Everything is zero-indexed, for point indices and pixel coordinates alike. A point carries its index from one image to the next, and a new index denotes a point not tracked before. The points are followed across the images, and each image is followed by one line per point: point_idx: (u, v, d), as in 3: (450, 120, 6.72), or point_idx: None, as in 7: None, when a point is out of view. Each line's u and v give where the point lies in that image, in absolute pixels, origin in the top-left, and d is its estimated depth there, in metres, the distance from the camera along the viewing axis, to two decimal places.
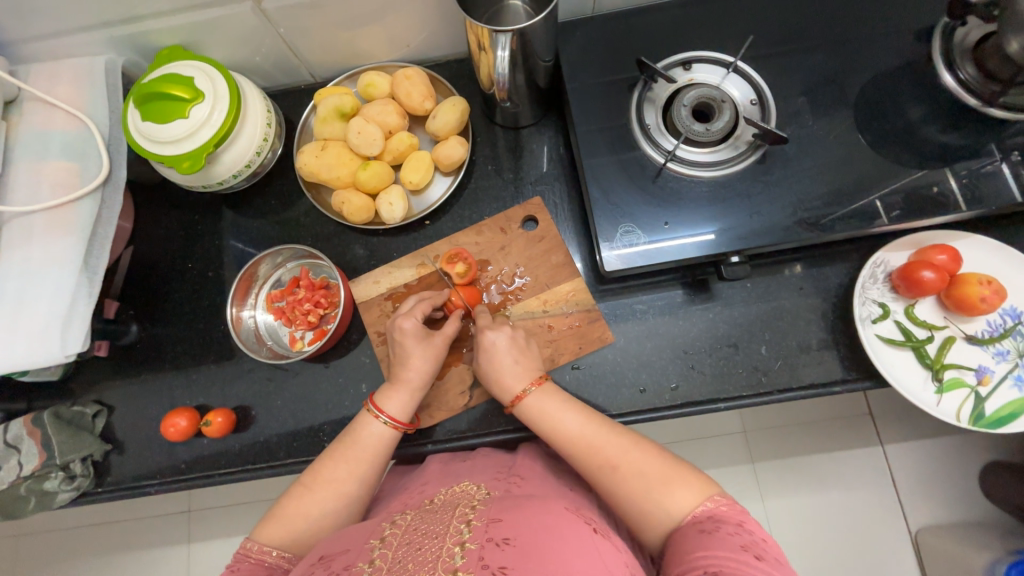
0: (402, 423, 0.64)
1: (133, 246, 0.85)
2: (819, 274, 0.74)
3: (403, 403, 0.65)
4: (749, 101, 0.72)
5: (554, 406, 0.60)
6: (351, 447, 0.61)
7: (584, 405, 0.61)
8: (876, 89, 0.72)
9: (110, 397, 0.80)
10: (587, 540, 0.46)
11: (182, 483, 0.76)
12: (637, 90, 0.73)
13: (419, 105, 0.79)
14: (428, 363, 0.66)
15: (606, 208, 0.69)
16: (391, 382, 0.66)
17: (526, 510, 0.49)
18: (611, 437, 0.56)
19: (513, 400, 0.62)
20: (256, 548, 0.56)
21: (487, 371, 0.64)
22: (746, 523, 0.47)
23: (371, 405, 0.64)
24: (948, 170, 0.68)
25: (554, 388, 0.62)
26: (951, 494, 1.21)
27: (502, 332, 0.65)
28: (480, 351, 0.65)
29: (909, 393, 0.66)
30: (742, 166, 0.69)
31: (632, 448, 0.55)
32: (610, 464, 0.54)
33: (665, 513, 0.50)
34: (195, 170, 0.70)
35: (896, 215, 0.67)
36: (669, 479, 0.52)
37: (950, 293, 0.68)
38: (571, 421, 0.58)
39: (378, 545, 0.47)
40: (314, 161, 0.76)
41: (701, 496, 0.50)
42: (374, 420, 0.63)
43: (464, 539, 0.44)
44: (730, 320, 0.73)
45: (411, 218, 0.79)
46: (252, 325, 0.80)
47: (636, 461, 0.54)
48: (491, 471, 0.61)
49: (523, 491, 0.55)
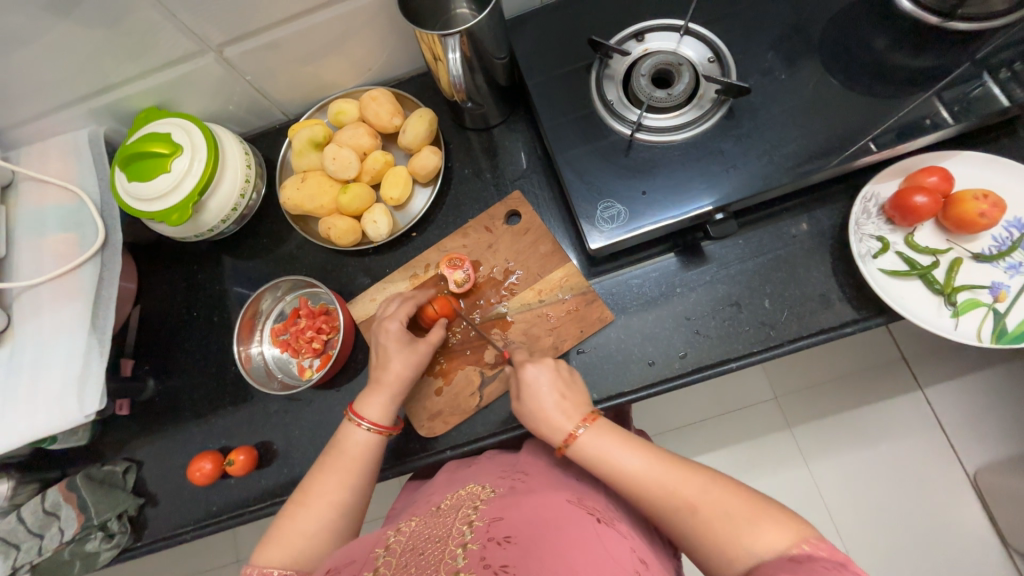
0: (386, 427, 0.65)
1: (140, 304, 0.88)
2: (810, 219, 0.72)
3: (383, 406, 0.66)
4: (707, 60, 0.72)
5: (614, 447, 0.57)
6: (338, 457, 0.63)
7: (644, 442, 0.58)
8: (835, 27, 0.71)
9: (139, 453, 0.82)
10: (588, 528, 0.47)
11: (216, 526, 0.77)
12: (594, 70, 0.73)
13: (388, 122, 0.81)
14: (409, 368, 0.68)
15: (583, 188, 0.70)
16: (372, 386, 0.67)
17: (528, 506, 0.49)
18: (686, 475, 0.53)
19: (564, 441, 0.59)
20: (256, 572, 0.54)
21: (538, 414, 0.62)
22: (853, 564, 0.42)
23: (352, 414, 0.65)
24: (931, 98, 0.67)
25: (609, 424, 0.60)
26: (1004, 429, 1.15)
27: (543, 365, 0.64)
28: (526, 389, 0.64)
29: (925, 322, 0.64)
30: (711, 123, 0.69)
31: (709, 488, 0.52)
32: (691, 505, 0.51)
33: (752, 553, 0.46)
34: (184, 221, 0.73)
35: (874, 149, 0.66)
36: (754, 515, 0.48)
37: (948, 215, 0.66)
38: (635, 459, 0.55)
39: (382, 553, 0.47)
40: (297, 193, 0.79)
41: (792, 533, 0.46)
42: (357, 427, 0.64)
43: (466, 540, 0.45)
44: (728, 279, 0.72)
45: (397, 233, 0.81)
46: (262, 361, 0.82)
47: (714, 501, 0.50)
48: (498, 471, 0.61)
49: (527, 487, 0.55)
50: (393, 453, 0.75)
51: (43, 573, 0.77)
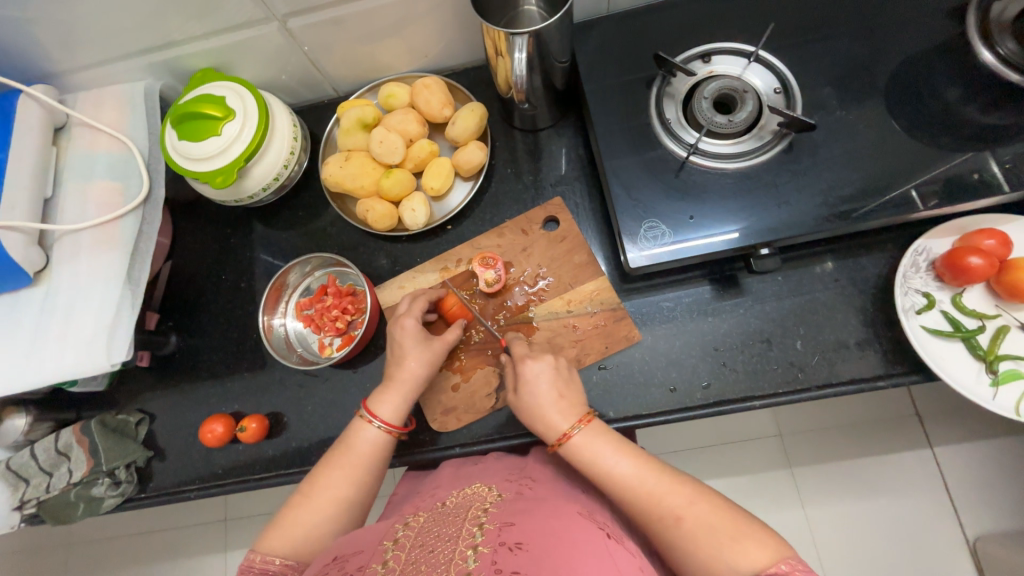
0: (395, 427, 0.64)
1: (171, 261, 0.89)
2: (855, 265, 0.71)
3: (394, 405, 0.65)
4: (773, 90, 0.71)
5: (606, 450, 0.56)
6: (344, 453, 0.62)
7: (635, 447, 0.57)
8: (907, 72, 0.69)
9: (153, 406, 0.84)
10: (600, 545, 0.46)
11: (219, 488, 0.78)
12: (655, 86, 0.72)
13: (439, 112, 0.80)
14: (423, 367, 0.67)
15: (629, 204, 0.69)
16: (384, 384, 0.67)
17: (540, 515, 0.48)
18: (671, 486, 0.53)
19: (558, 440, 0.59)
20: (260, 559, 0.55)
21: (534, 409, 0.61)
22: None
23: (364, 410, 0.65)
24: (986, 152, 0.65)
25: (603, 428, 0.59)
26: (1013, 501, 1.12)
27: (544, 363, 0.63)
28: (523, 384, 0.63)
29: (962, 387, 0.62)
30: (768, 156, 0.67)
31: (696, 501, 0.52)
32: (675, 514, 0.51)
33: (733, 569, 0.46)
34: (228, 185, 0.73)
35: (930, 201, 0.64)
36: (736, 532, 0.48)
37: (1001, 280, 0.64)
38: (626, 466, 0.55)
39: (391, 547, 0.47)
40: (339, 171, 0.79)
41: (773, 553, 0.46)
42: (367, 425, 0.64)
43: (477, 543, 0.44)
44: (762, 315, 0.71)
45: (433, 224, 0.80)
46: (283, 333, 0.82)
47: (698, 512, 0.50)
48: (505, 474, 0.61)
49: (536, 495, 0.54)
50: (401, 442, 0.75)
51: (48, 510, 0.79)
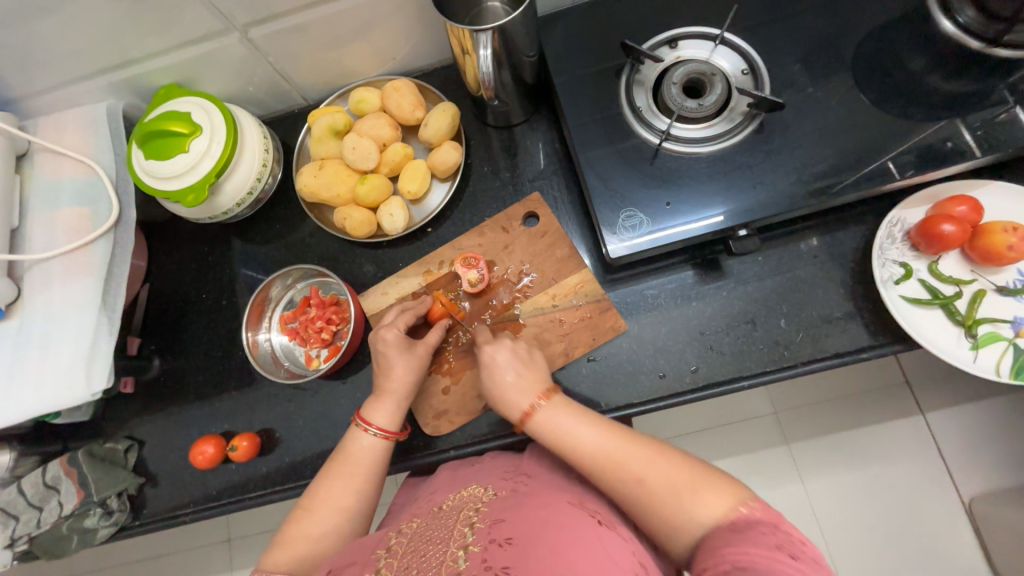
0: (393, 432, 0.64)
1: (149, 283, 0.87)
2: (832, 240, 0.71)
3: (389, 412, 0.65)
4: (741, 71, 0.71)
5: (567, 420, 0.56)
6: (343, 462, 0.62)
7: (598, 414, 0.57)
8: (871, 45, 0.69)
9: (140, 432, 0.82)
10: (590, 532, 0.45)
11: (215, 510, 0.77)
12: (624, 75, 0.72)
13: (410, 114, 0.79)
14: (412, 373, 0.67)
15: (606, 195, 0.68)
16: (377, 394, 0.66)
17: (529, 507, 0.48)
18: (633, 446, 0.53)
19: (521, 418, 0.59)
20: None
21: (497, 392, 0.62)
22: (784, 524, 0.44)
23: (359, 419, 0.64)
24: (957, 120, 0.65)
25: (565, 399, 0.59)
26: (1000, 460, 1.15)
27: (502, 346, 0.64)
28: (484, 369, 0.63)
29: (944, 353, 0.63)
30: (740, 137, 0.67)
31: (658, 459, 0.51)
32: (637, 477, 0.50)
33: (697, 521, 0.46)
34: (200, 201, 0.72)
35: (908, 170, 0.65)
36: (696, 484, 0.48)
37: (975, 246, 0.65)
38: (588, 432, 0.55)
39: (384, 555, 0.46)
40: (313, 181, 0.78)
41: (733, 499, 0.47)
42: (364, 432, 0.64)
43: (467, 543, 0.44)
44: (745, 296, 0.72)
45: (413, 227, 0.80)
46: (269, 348, 0.81)
47: (657, 468, 0.50)
48: (500, 473, 0.60)
49: (529, 490, 0.54)
50: (396, 449, 0.74)
51: (41, 546, 0.77)
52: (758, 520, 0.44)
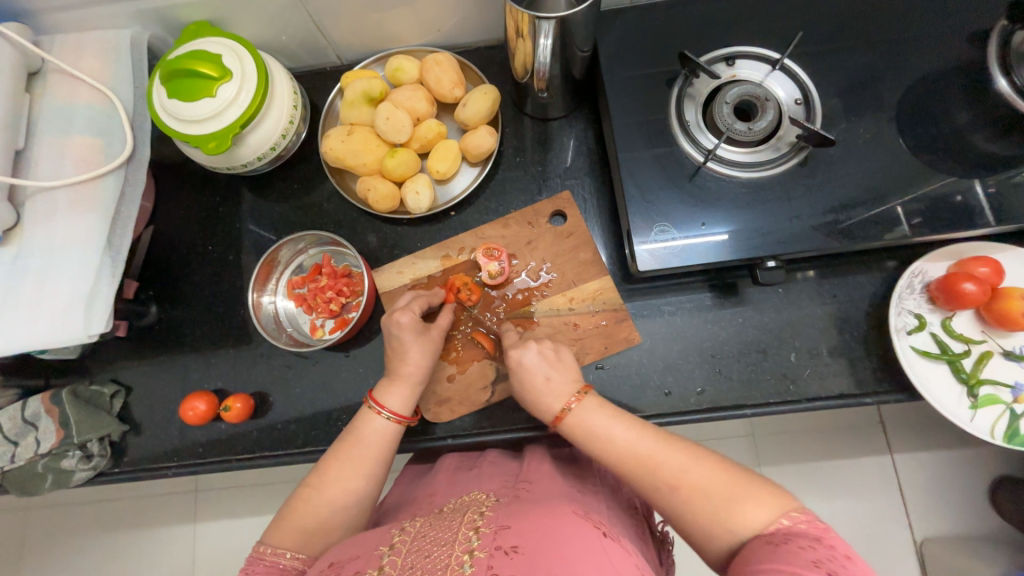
0: (405, 417, 0.63)
1: (153, 226, 0.84)
2: (852, 282, 0.72)
3: (403, 398, 0.64)
4: (795, 100, 0.70)
5: (600, 420, 0.56)
6: (353, 443, 0.60)
7: (631, 415, 0.56)
8: (923, 93, 0.69)
9: (128, 377, 0.80)
10: (595, 544, 0.45)
11: (198, 466, 0.75)
12: (677, 85, 0.70)
13: (449, 92, 0.77)
14: (425, 357, 0.66)
15: (641, 205, 0.67)
16: (390, 378, 0.65)
17: (532, 515, 0.48)
18: (668, 447, 0.52)
19: (554, 421, 0.58)
20: (270, 551, 0.54)
21: (529, 394, 0.61)
22: (828, 539, 0.42)
23: (371, 401, 0.63)
24: (977, 180, 0.66)
25: (598, 398, 0.58)
26: (956, 507, 1.20)
27: (529, 348, 0.63)
28: (514, 371, 0.62)
29: (945, 409, 0.65)
30: (783, 168, 0.67)
31: (693, 463, 0.51)
32: (673, 483, 0.50)
33: (739, 529, 0.46)
34: (220, 151, 0.69)
35: (913, 220, 0.65)
36: (733, 493, 0.47)
37: (991, 308, 0.66)
38: (621, 432, 0.54)
39: (388, 552, 0.46)
40: (341, 146, 0.75)
41: (774, 509, 0.46)
42: (377, 415, 0.62)
43: (473, 547, 0.44)
44: (760, 325, 0.72)
45: (436, 208, 0.78)
46: (272, 311, 0.79)
47: (695, 475, 0.49)
48: (501, 479, 0.60)
49: (532, 497, 0.54)
50: None
51: (13, 481, 0.75)
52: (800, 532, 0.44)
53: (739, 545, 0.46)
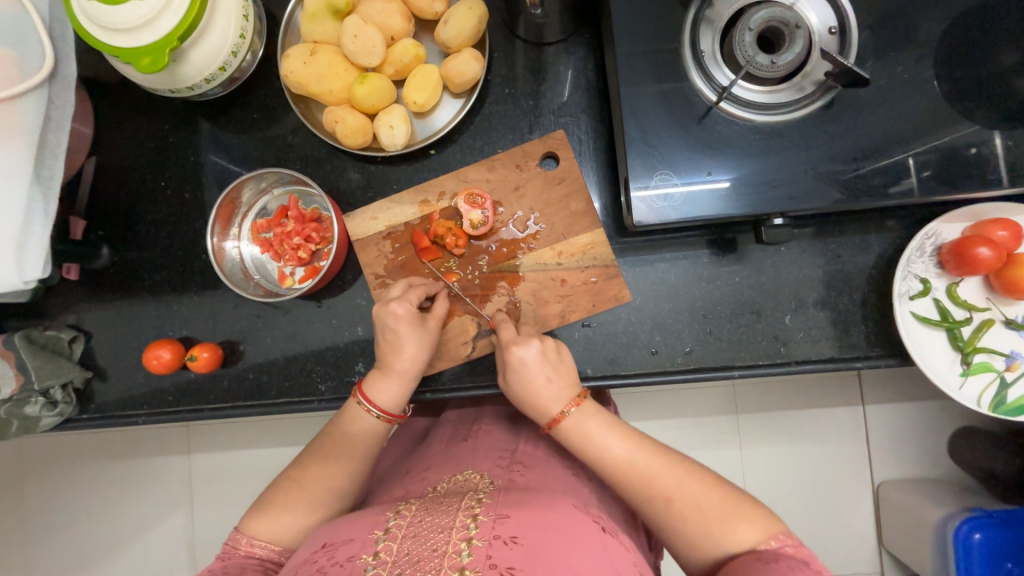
0: (394, 416, 0.62)
1: (95, 156, 0.75)
2: (859, 242, 0.67)
3: (393, 394, 0.61)
4: (828, 29, 0.60)
5: (598, 432, 0.56)
6: (340, 442, 0.60)
7: (626, 424, 0.58)
8: (972, 26, 0.60)
9: (87, 322, 0.75)
10: (596, 540, 0.46)
11: (170, 414, 0.73)
12: (694, 6, 0.60)
13: (428, 6, 0.66)
14: (423, 352, 0.62)
15: (642, 150, 0.60)
16: (382, 370, 0.62)
17: (533, 506, 0.48)
18: (662, 465, 0.54)
19: (549, 423, 0.58)
20: (244, 541, 0.55)
21: (525, 394, 0.59)
22: (813, 562, 0.48)
23: (360, 396, 0.61)
24: (1017, 132, 0.59)
25: (596, 407, 0.58)
26: (919, 457, 1.25)
27: (532, 347, 0.58)
28: (510, 368, 0.59)
29: (935, 376, 0.63)
30: (804, 111, 0.59)
31: (687, 479, 0.53)
32: (666, 496, 0.52)
33: (727, 544, 0.50)
34: (157, 69, 0.59)
35: (922, 171, 0.59)
36: (727, 514, 0.51)
37: (1001, 275, 0.62)
38: (620, 446, 0.55)
39: (382, 536, 0.45)
40: (303, 69, 0.65)
41: (764, 530, 0.50)
42: (366, 413, 0.61)
43: (471, 535, 0.44)
44: (756, 285, 0.68)
45: (414, 146, 0.69)
46: (237, 258, 0.72)
47: (692, 493, 0.52)
48: (495, 458, 0.61)
49: (527, 484, 0.55)
50: None
51: None
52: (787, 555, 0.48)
53: (724, 557, 0.50)
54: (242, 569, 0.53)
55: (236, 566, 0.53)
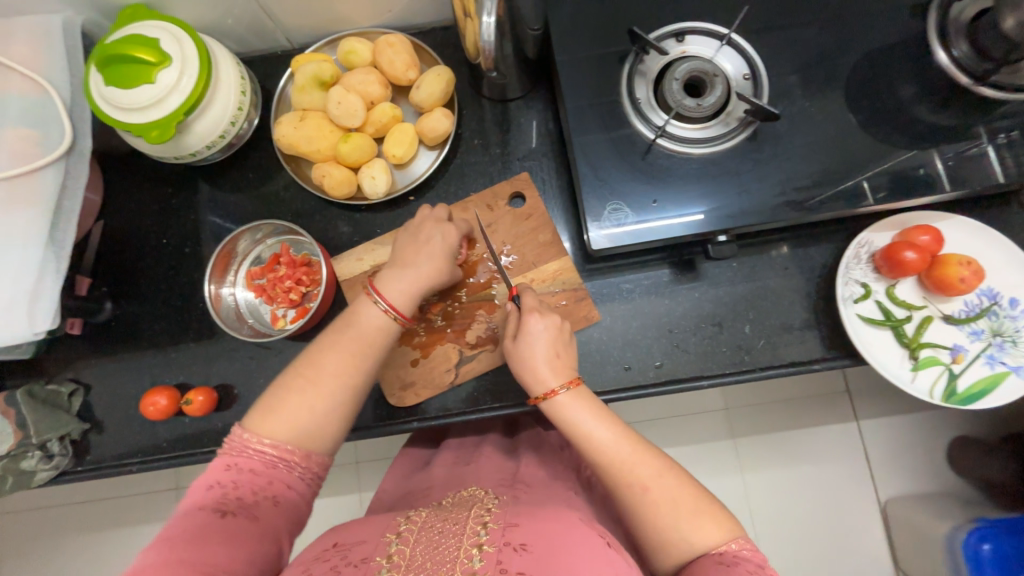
0: (404, 315, 0.61)
1: (102, 221, 0.82)
2: (803, 254, 0.74)
3: (407, 293, 0.62)
4: (742, 76, 0.70)
5: (588, 417, 0.58)
6: (350, 339, 0.58)
7: (615, 416, 0.59)
8: (870, 67, 0.70)
9: (87, 375, 0.78)
10: (601, 546, 0.47)
11: (164, 461, 0.75)
12: (628, 63, 0.70)
13: (403, 75, 0.76)
14: (442, 272, 0.65)
15: (595, 184, 0.68)
16: (398, 266, 0.63)
17: (541, 515, 0.50)
18: (643, 457, 0.55)
19: (544, 394, 0.60)
20: (254, 441, 0.52)
21: (527, 365, 0.62)
22: (765, 566, 0.49)
23: (370, 288, 0.61)
24: (920, 152, 0.68)
25: (588, 394, 0.61)
26: (916, 468, 1.26)
27: (547, 322, 0.63)
28: (523, 340, 0.63)
29: (887, 372, 0.67)
30: (732, 143, 0.68)
31: (666, 475, 0.54)
32: (645, 487, 0.53)
33: (691, 544, 0.51)
34: (164, 140, 0.67)
35: (869, 199, 0.66)
36: (698, 512, 0.52)
37: (930, 276, 0.68)
38: (603, 432, 0.56)
39: (394, 540, 0.47)
40: (294, 132, 0.73)
41: (726, 532, 0.51)
42: (372, 303, 0.60)
43: (481, 542, 0.45)
44: (715, 299, 0.74)
45: (394, 193, 0.77)
46: (232, 303, 0.77)
47: (669, 490, 0.53)
48: (497, 479, 0.62)
49: (531, 499, 0.56)
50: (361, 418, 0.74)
51: None
52: (745, 557, 0.50)
53: (689, 557, 0.51)
54: (252, 470, 0.51)
55: (250, 472, 0.51)
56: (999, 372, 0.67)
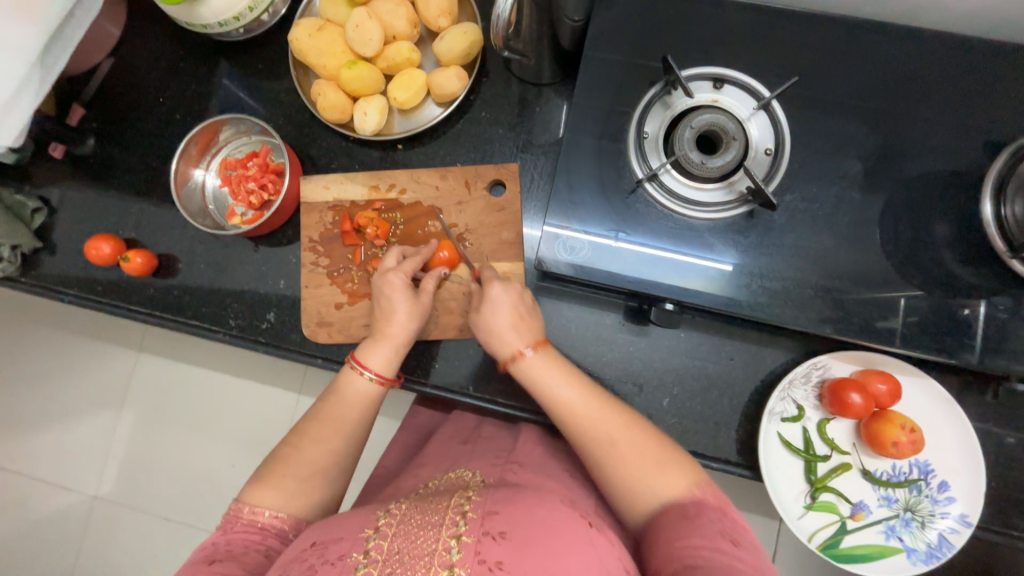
0: (388, 379, 0.63)
1: (113, 58, 0.83)
2: (754, 352, 0.69)
3: (387, 359, 0.63)
4: (765, 149, 0.63)
5: (553, 376, 0.57)
6: (336, 404, 0.61)
7: (581, 375, 0.58)
8: (908, 190, 0.62)
9: (55, 198, 0.82)
10: (579, 528, 0.45)
11: (95, 302, 0.79)
12: (654, 91, 0.64)
13: (433, 20, 0.71)
14: (414, 320, 0.65)
15: (563, 203, 0.64)
16: (375, 337, 0.64)
17: (519, 500, 0.47)
18: (605, 410, 0.54)
19: (509, 359, 0.59)
20: (247, 511, 0.53)
21: (490, 333, 0.61)
22: (734, 516, 0.47)
23: (354, 361, 0.63)
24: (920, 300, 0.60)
25: (555, 355, 0.60)
26: None
27: (508, 289, 0.62)
28: (486, 307, 0.62)
29: (777, 499, 0.66)
30: (723, 216, 0.62)
31: (629, 426, 0.53)
32: (608, 439, 0.52)
33: (655, 496, 0.50)
34: (174, 2, 0.65)
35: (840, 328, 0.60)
36: (661, 461, 0.51)
37: (868, 425, 0.64)
38: (568, 390, 0.56)
39: (373, 535, 0.45)
40: (306, 40, 0.71)
41: (691, 481, 0.50)
42: (360, 375, 0.62)
43: (461, 533, 0.44)
44: (647, 361, 0.71)
45: (382, 137, 0.75)
46: (200, 185, 0.79)
47: (631, 438, 0.52)
48: (491, 457, 0.61)
49: (517, 478, 0.55)
50: (273, 335, 0.75)
51: None
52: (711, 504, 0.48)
53: (656, 512, 0.49)
54: (244, 543, 0.50)
55: (238, 539, 0.51)
56: (891, 545, 0.64)
